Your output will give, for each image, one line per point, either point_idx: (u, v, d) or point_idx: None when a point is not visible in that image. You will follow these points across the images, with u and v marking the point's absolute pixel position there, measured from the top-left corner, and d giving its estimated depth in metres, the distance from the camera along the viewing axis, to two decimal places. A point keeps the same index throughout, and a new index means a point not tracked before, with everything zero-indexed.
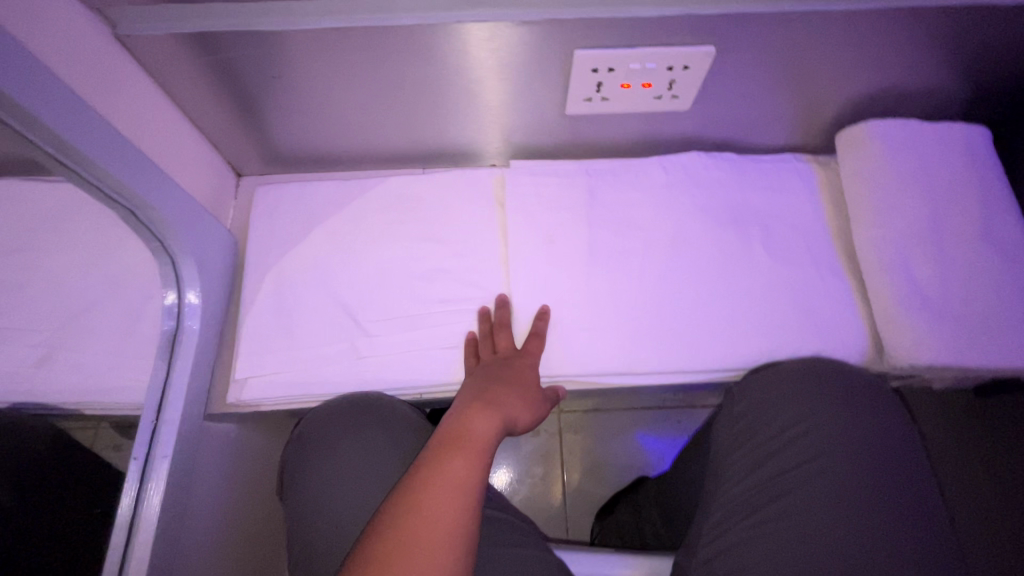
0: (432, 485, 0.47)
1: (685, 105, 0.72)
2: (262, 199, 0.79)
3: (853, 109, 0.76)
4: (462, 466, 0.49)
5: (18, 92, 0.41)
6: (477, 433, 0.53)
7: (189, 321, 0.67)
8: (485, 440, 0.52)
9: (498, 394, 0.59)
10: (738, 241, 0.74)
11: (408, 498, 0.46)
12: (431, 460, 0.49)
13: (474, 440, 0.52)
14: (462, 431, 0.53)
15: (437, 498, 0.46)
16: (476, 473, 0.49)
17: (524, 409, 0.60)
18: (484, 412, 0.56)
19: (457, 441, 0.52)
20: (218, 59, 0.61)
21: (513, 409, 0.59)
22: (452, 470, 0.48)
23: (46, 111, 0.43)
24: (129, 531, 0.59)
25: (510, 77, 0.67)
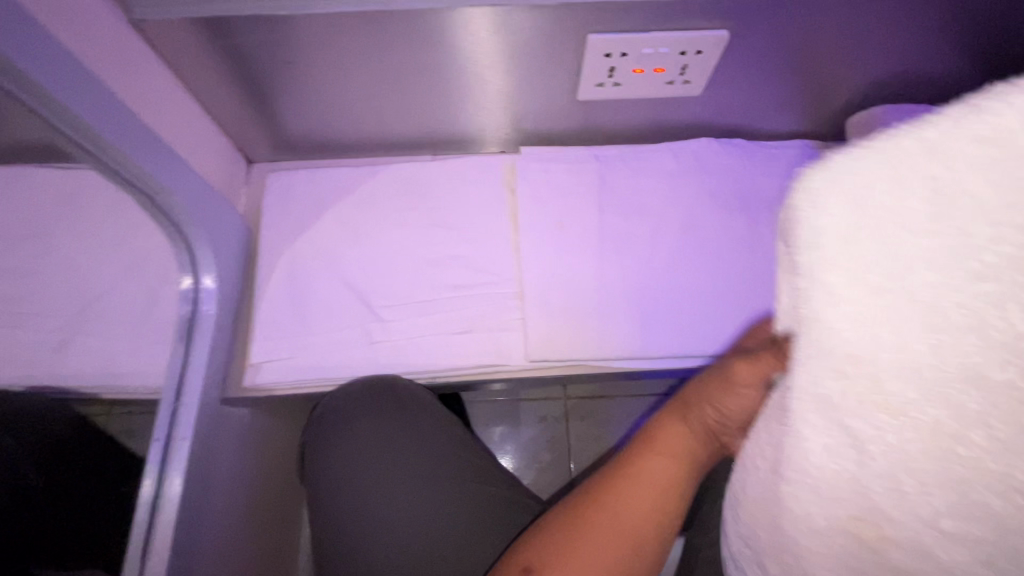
0: (596, 523, 0.47)
1: (696, 90, 0.72)
2: (274, 185, 0.79)
3: (865, 95, 0.76)
4: (661, 467, 0.50)
5: (43, 77, 0.41)
6: (669, 441, 0.52)
7: (206, 306, 0.68)
8: (678, 451, 0.52)
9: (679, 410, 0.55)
10: (748, 227, 0.74)
11: (587, 498, 0.49)
12: (624, 463, 0.51)
13: (674, 443, 0.52)
14: (648, 438, 0.53)
15: (595, 524, 0.46)
16: (670, 488, 0.49)
17: (746, 404, 0.50)
18: (679, 424, 0.54)
19: (647, 445, 0.52)
20: (231, 45, 0.62)
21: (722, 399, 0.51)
22: (642, 491, 0.49)
23: (69, 98, 0.44)
24: (152, 510, 0.59)
25: (522, 62, 0.67)
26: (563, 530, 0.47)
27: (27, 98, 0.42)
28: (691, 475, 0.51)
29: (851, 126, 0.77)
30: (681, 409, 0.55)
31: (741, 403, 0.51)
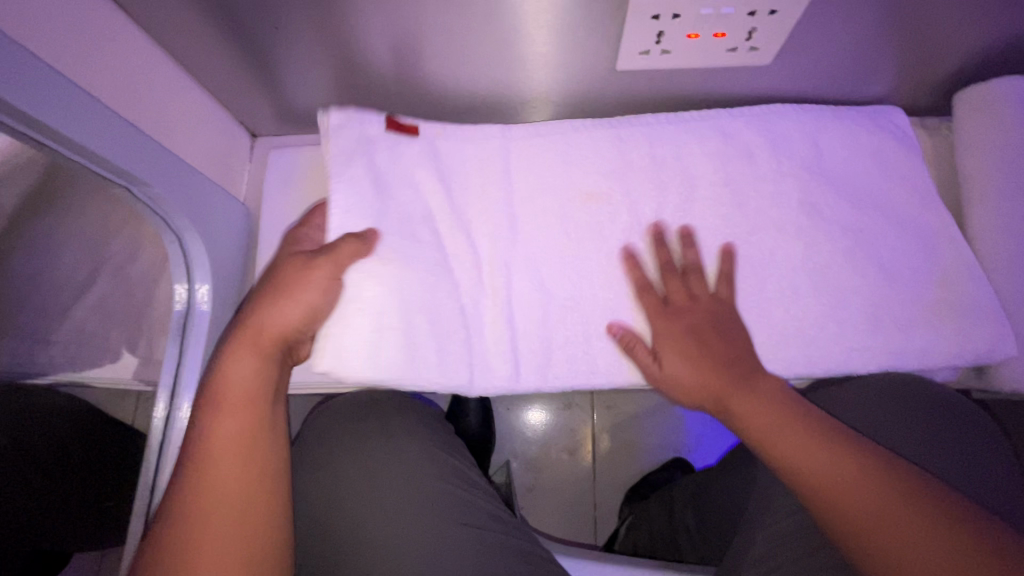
0: (206, 457, 0.46)
1: (764, 58, 0.59)
2: (275, 164, 0.72)
3: (980, 62, 0.61)
4: (245, 365, 0.50)
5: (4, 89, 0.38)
6: (273, 325, 0.51)
7: (201, 304, 0.64)
8: (250, 385, 0.49)
9: (291, 283, 0.51)
10: (819, 226, 0.61)
11: (196, 445, 0.47)
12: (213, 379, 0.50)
13: (268, 334, 0.51)
14: (257, 323, 0.51)
15: (209, 496, 0.45)
16: (244, 475, 0.46)
17: (298, 316, 0.51)
18: (247, 351, 0.50)
19: (247, 334, 0.51)
20: (222, 8, 0.53)
21: (291, 315, 0.51)
22: (223, 477, 0.46)
23: (33, 103, 0.40)
24: (146, 524, 0.60)
25: (554, 21, 0.55)
26: (186, 501, 0.45)
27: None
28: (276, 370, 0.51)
29: (956, 103, 0.64)
30: (255, 334, 0.51)
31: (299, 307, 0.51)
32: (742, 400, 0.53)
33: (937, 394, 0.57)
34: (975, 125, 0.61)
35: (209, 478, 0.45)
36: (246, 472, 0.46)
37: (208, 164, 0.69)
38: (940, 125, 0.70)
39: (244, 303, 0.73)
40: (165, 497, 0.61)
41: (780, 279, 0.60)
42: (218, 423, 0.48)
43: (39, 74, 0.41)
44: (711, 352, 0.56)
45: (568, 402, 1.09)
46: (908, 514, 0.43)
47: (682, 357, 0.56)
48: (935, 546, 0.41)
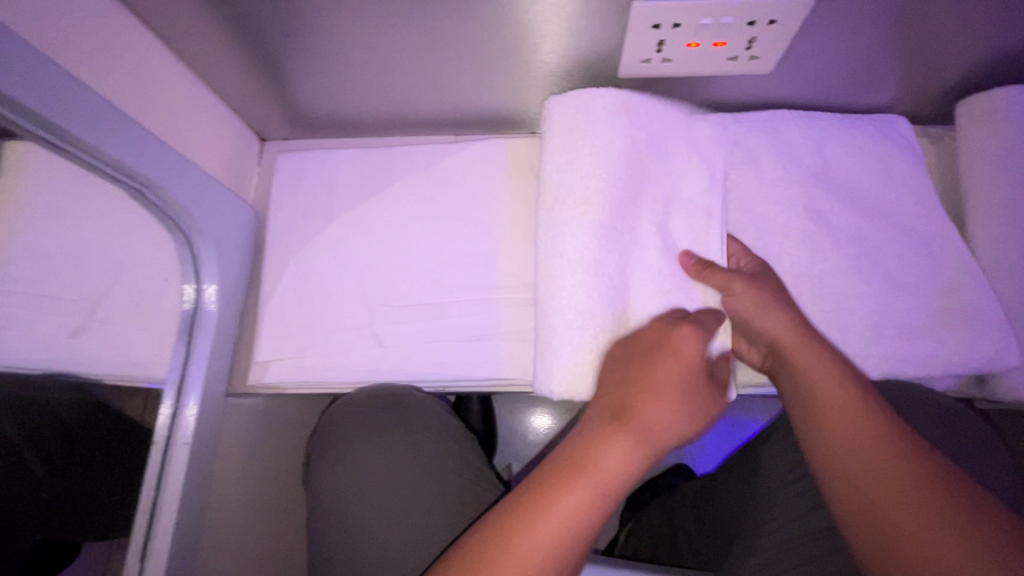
0: (539, 509, 0.42)
1: (765, 67, 0.60)
2: (284, 167, 0.74)
3: (982, 71, 0.61)
4: (616, 458, 0.44)
5: (13, 90, 0.39)
6: (656, 422, 0.46)
7: (208, 304, 0.68)
8: (614, 476, 0.44)
9: (664, 378, 0.48)
10: (820, 233, 0.62)
11: (529, 497, 0.43)
12: (579, 450, 0.45)
13: (655, 433, 0.46)
14: (636, 413, 0.47)
15: (514, 555, 0.40)
16: (566, 532, 0.41)
17: (685, 421, 0.48)
18: (628, 437, 0.45)
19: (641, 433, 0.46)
20: (233, 15, 0.55)
21: (668, 413, 0.47)
22: (533, 543, 0.40)
23: (44, 105, 0.42)
24: (151, 518, 0.62)
25: (555, 29, 0.56)
26: (484, 548, 0.40)
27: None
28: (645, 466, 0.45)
29: (958, 112, 0.64)
30: (622, 415, 0.46)
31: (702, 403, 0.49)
32: (598, 472, 0.43)
33: (940, 405, 0.57)
34: (977, 134, 0.62)
35: (530, 540, 0.41)
36: (560, 533, 0.41)
37: (219, 167, 0.71)
38: (944, 133, 0.71)
39: (251, 305, 0.74)
40: (172, 493, 0.63)
41: None
42: (567, 489, 0.43)
43: (53, 76, 0.43)
44: (631, 389, 0.48)
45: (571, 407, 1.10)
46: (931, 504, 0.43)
47: (658, 371, 0.49)
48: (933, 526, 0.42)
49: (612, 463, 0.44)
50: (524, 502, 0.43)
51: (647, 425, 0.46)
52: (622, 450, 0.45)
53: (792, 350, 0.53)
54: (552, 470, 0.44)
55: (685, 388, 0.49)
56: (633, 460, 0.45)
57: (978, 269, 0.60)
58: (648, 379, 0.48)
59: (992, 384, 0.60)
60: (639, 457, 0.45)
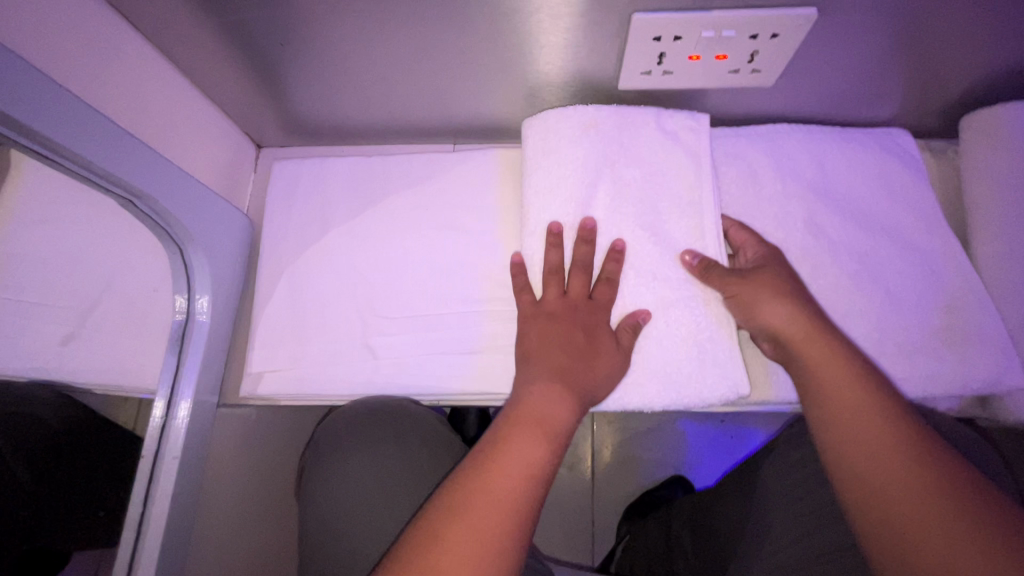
0: (501, 458, 0.45)
1: (767, 80, 0.59)
2: (279, 175, 0.73)
3: (987, 87, 0.60)
4: (525, 448, 0.46)
5: (1, 101, 0.38)
6: (549, 414, 0.49)
7: (200, 314, 0.66)
8: (527, 469, 0.45)
9: (578, 357, 0.53)
10: (821, 249, 0.61)
11: (451, 499, 0.43)
12: (491, 443, 0.47)
13: (544, 421, 0.49)
14: (531, 410, 0.49)
15: (482, 496, 0.43)
16: (525, 480, 0.44)
17: (565, 409, 0.50)
18: (530, 431, 0.48)
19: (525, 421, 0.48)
20: (228, 22, 0.54)
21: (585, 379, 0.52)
22: (504, 481, 0.44)
23: (32, 116, 0.41)
24: (139, 532, 0.60)
25: (555, 40, 0.55)
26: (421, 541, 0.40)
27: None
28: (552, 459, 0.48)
29: (962, 127, 0.63)
30: (532, 416, 0.49)
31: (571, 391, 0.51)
32: (544, 425, 0.49)
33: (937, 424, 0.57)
34: (981, 150, 0.61)
35: (494, 480, 0.44)
36: (521, 480, 0.44)
37: (213, 174, 0.70)
38: (947, 148, 0.70)
39: (244, 313, 0.73)
40: (160, 508, 0.62)
41: None
42: (524, 441, 0.47)
43: (42, 86, 0.42)
44: (578, 355, 0.54)
45: None
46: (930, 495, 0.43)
47: (591, 350, 0.54)
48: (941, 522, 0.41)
49: (555, 414, 0.50)
50: (483, 452, 0.47)
51: (578, 380, 0.52)
52: (563, 404, 0.50)
53: (809, 351, 0.53)
54: (467, 471, 0.45)
55: (613, 361, 0.54)
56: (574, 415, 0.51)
57: (981, 288, 0.59)
58: (579, 350, 0.54)
59: (994, 404, 0.59)
60: (575, 410, 0.51)
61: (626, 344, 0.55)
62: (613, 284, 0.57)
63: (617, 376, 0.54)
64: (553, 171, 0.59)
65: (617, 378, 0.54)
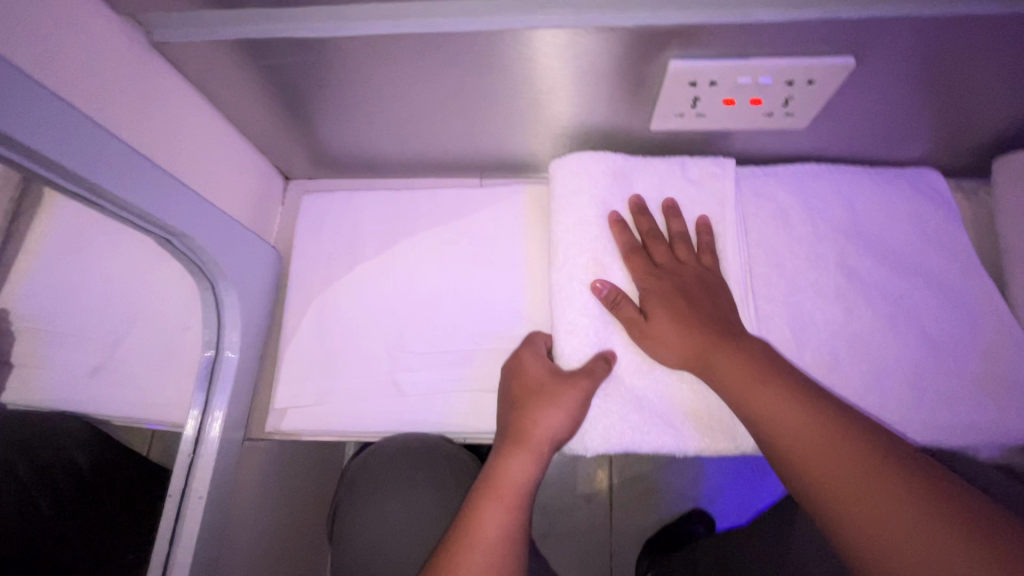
0: (475, 543, 0.46)
1: (800, 122, 0.59)
2: (309, 207, 0.73)
3: (1021, 131, 0.60)
4: (492, 521, 0.47)
5: (50, 150, 0.39)
6: (511, 481, 0.50)
7: (229, 350, 0.66)
8: (498, 541, 0.46)
9: (532, 406, 0.53)
10: (856, 291, 0.60)
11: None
12: (464, 522, 0.48)
13: (507, 489, 0.50)
14: (495, 479, 0.50)
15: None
16: (495, 563, 0.45)
17: (526, 472, 0.51)
18: (496, 502, 0.49)
19: (491, 492, 0.50)
20: (267, 64, 0.55)
21: (549, 424, 0.52)
22: (484, 563, 0.45)
23: (79, 162, 0.41)
24: (163, 572, 0.60)
25: (590, 83, 0.55)
26: None
27: (14, 154, 0.37)
28: (523, 521, 0.48)
29: (996, 169, 0.63)
30: (493, 488, 0.50)
31: (555, 420, 0.52)
32: (503, 493, 0.49)
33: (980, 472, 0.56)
34: (1017, 193, 0.60)
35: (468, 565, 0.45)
36: (500, 554, 0.46)
37: (244, 208, 0.70)
38: (977, 189, 0.69)
39: (269, 345, 0.73)
40: (184, 548, 0.61)
41: (813, 345, 0.58)
42: (490, 515, 0.48)
43: (92, 134, 0.42)
44: (531, 409, 0.53)
45: None
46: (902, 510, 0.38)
47: (539, 403, 0.53)
48: (929, 533, 0.36)
49: (515, 476, 0.50)
50: (459, 540, 0.46)
51: (530, 437, 0.52)
52: (520, 463, 0.51)
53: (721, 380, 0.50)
54: (443, 551, 0.47)
55: (569, 409, 0.53)
56: (533, 466, 0.51)
57: (1019, 335, 0.58)
58: (528, 407, 0.54)
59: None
60: (532, 464, 0.51)
61: (582, 389, 0.53)
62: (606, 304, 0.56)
63: (575, 421, 0.53)
64: (585, 211, 0.59)
65: (578, 419, 0.53)
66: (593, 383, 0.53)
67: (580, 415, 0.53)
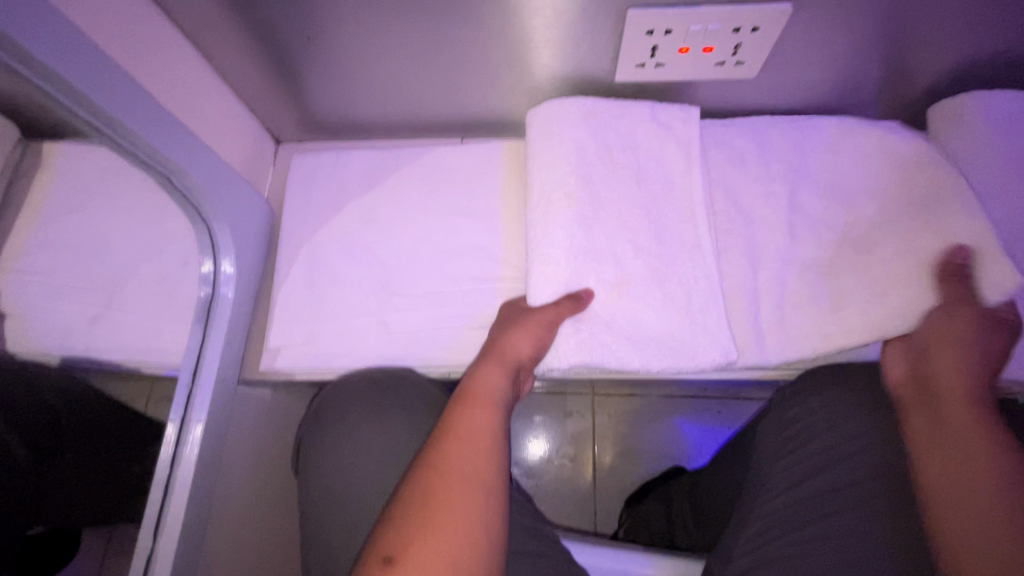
0: (457, 434, 0.51)
1: (751, 71, 0.65)
2: (299, 166, 0.77)
3: (949, 80, 0.67)
4: (477, 418, 0.53)
5: (63, 70, 0.43)
6: (487, 387, 0.57)
7: (224, 288, 0.69)
8: (482, 432, 0.52)
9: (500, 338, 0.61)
10: (807, 224, 0.66)
11: (427, 477, 0.48)
12: (448, 422, 0.53)
13: (484, 391, 0.56)
14: (473, 387, 0.57)
15: (452, 464, 0.48)
16: (484, 449, 0.50)
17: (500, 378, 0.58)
18: (479, 404, 0.55)
19: (471, 397, 0.55)
20: (257, 19, 0.59)
21: (516, 346, 0.59)
22: (466, 451, 0.50)
23: (90, 88, 0.46)
24: (165, 492, 0.63)
25: (557, 36, 0.61)
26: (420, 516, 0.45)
27: (22, 66, 0.41)
28: (502, 416, 0.55)
29: (931, 115, 0.69)
30: (472, 394, 0.56)
31: (523, 342, 0.59)
32: (481, 397, 0.55)
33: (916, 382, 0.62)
34: (948, 136, 0.67)
35: (451, 451, 0.50)
36: (481, 445, 0.51)
37: (238, 165, 0.74)
38: None
39: (263, 296, 0.77)
40: (185, 469, 0.64)
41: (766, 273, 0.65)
42: (468, 413, 0.54)
43: (99, 65, 0.46)
44: (507, 338, 0.60)
45: (569, 408, 1.11)
46: (997, 493, 0.52)
47: (511, 330, 0.61)
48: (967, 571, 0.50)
49: (488, 384, 0.57)
50: (440, 436, 0.52)
51: (500, 355, 0.60)
52: (494, 376, 0.58)
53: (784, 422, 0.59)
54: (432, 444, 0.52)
55: (534, 332, 0.59)
56: (505, 379, 0.58)
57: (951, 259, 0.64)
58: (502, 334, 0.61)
59: None
60: (504, 376, 0.58)
61: (545, 315, 0.59)
62: (576, 301, 0.59)
63: (542, 342, 0.59)
64: (556, 151, 0.64)
65: (547, 339, 0.60)
66: (559, 311, 0.59)
67: (548, 338, 0.60)
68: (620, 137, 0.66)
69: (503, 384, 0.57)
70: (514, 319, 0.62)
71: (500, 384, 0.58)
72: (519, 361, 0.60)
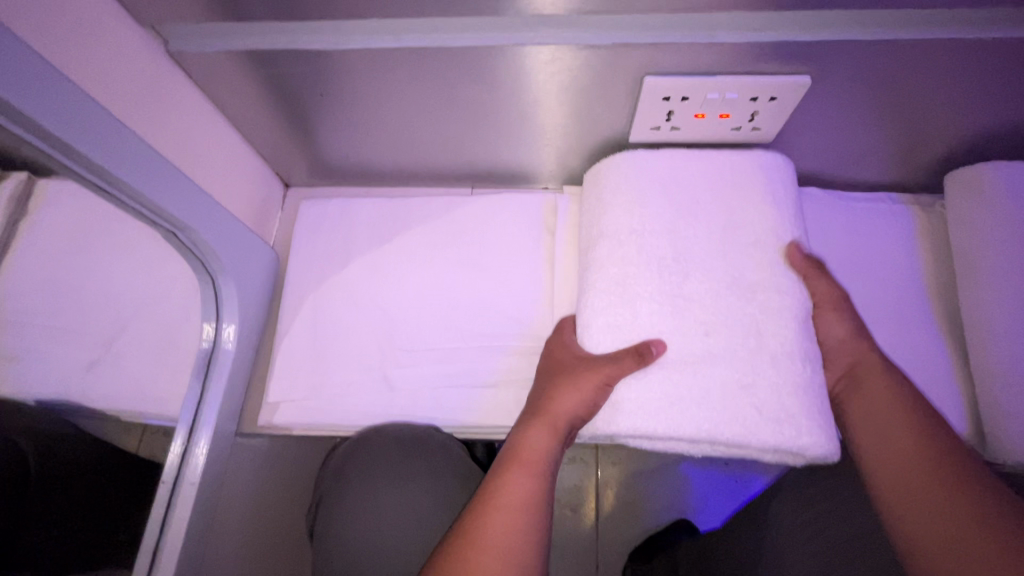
0: (496, 501, 0.50)
1: (766, 136, 0.64)
2: (306, 213, 0.77)
3: (969, 149, 0.66)
4: (520, 484, 0.52)
5: (73, 140, 0.43)
6: (534, 449, 0.54)
7: (227, 343, 0.71)
8: (520, 504, 0.50)
9: (553, 392, 0.57)
10: None
11: (463, 536, 0.48)
12: (493, 481, 0.52)
13: (529, 455, 0.54)
14: (519, 448, 0.55)
15: (484, 537, 0.48)
16: (520, 521, 0.49)
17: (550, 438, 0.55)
18: (524, 468, 0.53)
19: (515, 459, 0.54)
20: (271, 74, 0.59)
21: (568, 403, 0.56)
22: (506, 523, 0.49)
23: (99, 154, 0.45)
24: (152, 557, 0.64)
25: (571, 98, 0.61)
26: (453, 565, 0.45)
27: (31, 135, 0.41)
28: (546, 488, 0.52)
29: (948, 180, 0.68)
30: (516, 452, 0.54)
31: (575, 400, 0.55)
32: (526, 462, 0.53)
33: None
34: (965, 204, 0.65)
35: (489, 521, 0.49)
36: (521, 518, 0.49)
37: (245, 210, 0.73)
38: (934, 203, 0.74)
39: (264, 343, 0.76)
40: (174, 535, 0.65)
41: None
42: (512, 476, 0.52)
43: (110, 132, 0.46)
44: (551, 395, 0.57)
45: (572, 455, 1.08)
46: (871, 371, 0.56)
47: (558, 386, 0.57)
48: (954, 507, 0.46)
49: (535, 445, 0.55)
50: (484, 496, 0.51)
51: (550, 410, 0.56)
52: (543, 437, 0.55)
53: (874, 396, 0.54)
54: (474, 503, 0.51)
55: (585, 392, 0.55)
56: (555, 443, 0.55)
57: (987, 327, 0.61)
58: (551, 391, 0.57)
59: (988, 449, 0.62)
60: (553, 439, 0.55)
61: (595, 375, 0.55)
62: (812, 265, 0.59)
63: (593, 402, 0.55)
64: (598, 210, 0.64)
65: (596, 401, 0.56)
66: (618, 371, 0.54)
67: (599, 397, 0.55)
68: (647, 190, 0.63)
69: (552, 449, 0.55)
70: (561, 374, 0.58)
71: (549, 447, 0.55)
72: (573, 424, 0.56)
